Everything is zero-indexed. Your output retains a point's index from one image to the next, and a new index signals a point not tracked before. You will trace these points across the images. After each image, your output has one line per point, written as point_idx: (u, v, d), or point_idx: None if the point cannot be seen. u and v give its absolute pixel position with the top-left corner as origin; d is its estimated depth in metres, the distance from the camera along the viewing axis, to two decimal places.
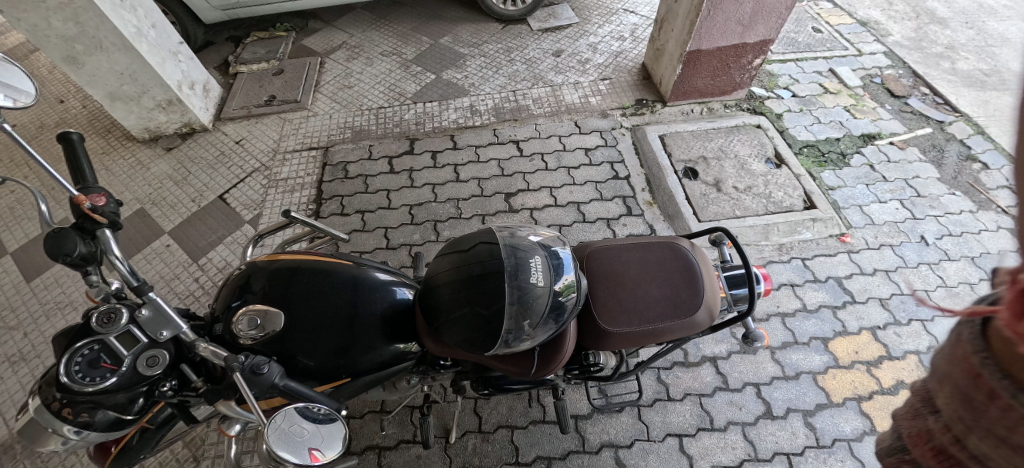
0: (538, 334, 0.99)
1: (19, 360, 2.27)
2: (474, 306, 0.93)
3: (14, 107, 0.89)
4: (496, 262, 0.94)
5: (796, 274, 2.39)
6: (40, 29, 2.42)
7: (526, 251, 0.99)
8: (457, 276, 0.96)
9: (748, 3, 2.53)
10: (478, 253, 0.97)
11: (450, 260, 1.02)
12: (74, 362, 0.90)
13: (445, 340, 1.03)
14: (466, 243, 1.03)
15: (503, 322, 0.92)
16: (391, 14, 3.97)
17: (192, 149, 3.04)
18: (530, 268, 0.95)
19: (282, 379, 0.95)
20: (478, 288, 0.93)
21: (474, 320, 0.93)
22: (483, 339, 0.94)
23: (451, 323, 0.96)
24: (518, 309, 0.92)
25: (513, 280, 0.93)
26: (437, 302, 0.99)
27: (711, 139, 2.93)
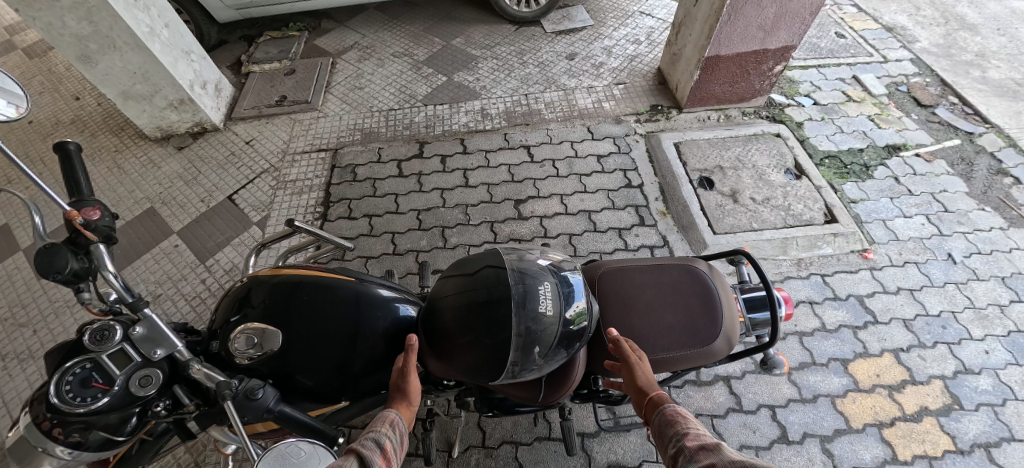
0: (545, 364, 0.95)
1: (27, 357, 2.28)
2: (478, 336, 0.88)
3: (16, 115, 0.88)
4: (501, 289, 0.89)
5: (815, 291, 2.32)
6: (54, 28, 2.42)
7: (535, 277, 0.93)
8: (462, 302, 0.91)
9: (771, 8, 2.44)
10: (484, 277, 0.92)
11: (455, 282, 0.97)
12: (66, 381, 0.88)
13: (448, 366, 0.99)
14: (471, 266, 0.97)
15: (509, 353, 0.87)
16: (403, 15, 3.94)
17: (203, 148, 3.04)
18: (538, 297, 0.90)
19: (278, 403, 0.91)
20: (483, 317, 0.88)
21: (478, 350, 0.89)
22: (486, 370, 0.90)
23: (455, 350, 0.92)
24: (525, 340, 0.87)
25: (520, 311, 0.87)
26: (439, 327, 0.95)
27: (728, 148, 2.84)
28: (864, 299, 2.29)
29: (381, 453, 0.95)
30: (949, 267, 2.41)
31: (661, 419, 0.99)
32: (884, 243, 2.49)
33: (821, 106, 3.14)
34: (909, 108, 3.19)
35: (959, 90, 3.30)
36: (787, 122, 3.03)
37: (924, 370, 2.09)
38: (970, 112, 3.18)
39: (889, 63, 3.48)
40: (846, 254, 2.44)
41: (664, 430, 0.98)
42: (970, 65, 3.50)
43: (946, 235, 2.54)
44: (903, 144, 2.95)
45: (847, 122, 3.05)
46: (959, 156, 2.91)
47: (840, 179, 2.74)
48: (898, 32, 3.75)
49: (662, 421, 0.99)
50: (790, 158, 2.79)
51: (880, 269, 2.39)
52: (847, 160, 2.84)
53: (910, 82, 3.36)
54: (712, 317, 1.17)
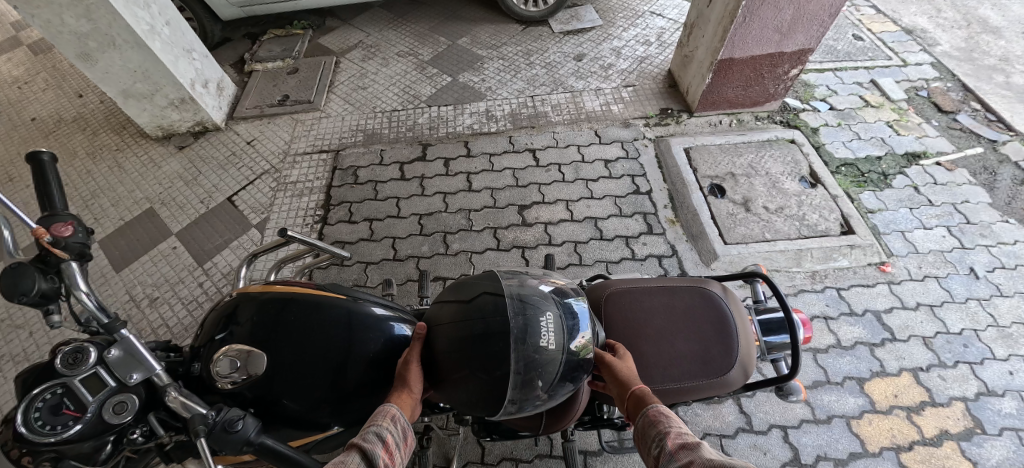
0: (547, 398, 0.89)
1: (23, 360, 2.25)
2: (474, 370, 0.82)
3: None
4: (498, 321, 0.82)
5: (830, 306, 2.24)
6: (53, 25, 2.39)
7: (536, 306, 0.86)
8: (458, 332, 0.85)
9: (789, 10, 2.35)
10: (480, 306, 0.85)
11: (450, 309, 0.90)
12: (34, 408, 0.82)
13: (443, 396, 0.93)
14: (468, 292, 0.90)
15: (507, 390, 0.81)
16: (408, 14, 3.87)
17: (204, 148, 3.00)
18: (539, 329, 0.83)
19: (260, 435, 0.84)
20: (478, 351, 0.81)
21: (474, 385, 0.83)
22: (484, 405, 0.84)
23: (450, 383, 0.86)
24: (524, 377, 0.81)
25: (519, 345, 0.80)
26: (434, 356, 0.89)
27: (741, 154, 2.75)
28: (881, 315, 2.22)
29: (383, 447, 0.83)
30: (971, 283, 2.32)
31: (644, 419, 0.89)
32: (903, 256, 2.40)
33: (837, 111, 3.04)
34: (929, 114, 3.07)
35: (982, 96, 3.18)
36: (802, 127, 2.94)
37: (945, 392, 2.02)
38: (993, 118, 3.06)
39: (908, 66, 3.36)
40: (863, 267, 2.36)
41: (646, 430, 0.88)
42: (993, 70, 3.37)
43: (969, 248, 2.44)
44: (923, 152, 2.84)
45: (865, 128, 2.95)
46: (981, 166, 2.79)
47: (857, 188, 2.64)
48: (918, 35, 3.62)
49: (644, 420, 0.89)
50: (805, 165, 2.70)
51: (898, 284, 2.31)
52: (865, 168, 2.74)
53: (930, 87, 3.24)
54: (726, 345, 1.10)
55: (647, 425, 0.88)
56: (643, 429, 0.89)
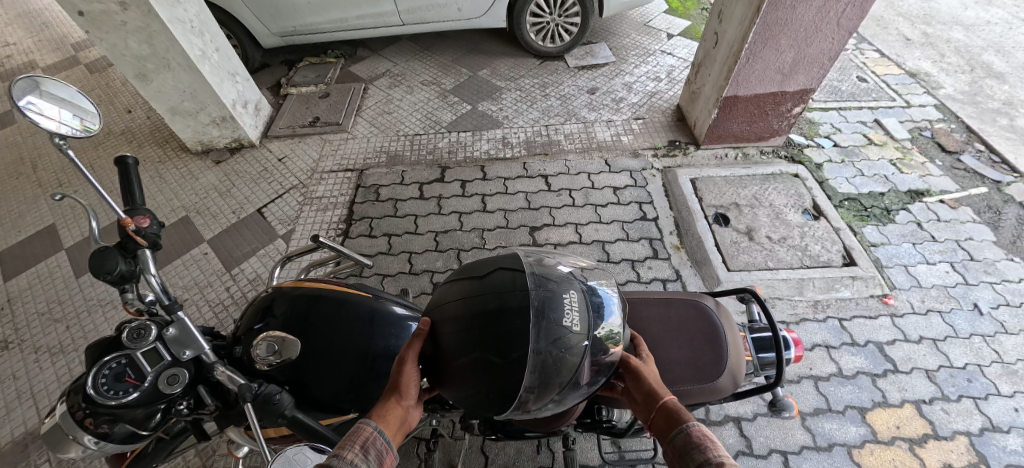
0: (562, 390, 0.89)
1: (57, 352, 2.38)
2: (488, 349, 0.83)
3: (80, 128, 1.02)
4: (515, 295, 0.86)
5: (832, 335, 2.29)
6: (118, 48, 2.66)
7: (558, 287, 0.91)
8: (473, 309, 0.88)
9: (789, 53, 2.51)
10: (499, 282, 0.89)
11: (465, 287, 0.94)
12: (102, 374, 0.95)
13: (449, 390, 0.93)
14: (483, 272, 0.95)
15: (524, 375, 0.81)
16: (433, 46, 4.16)
17: (239, 163, 3.21)
18: (557, 308, 0.86)
19: (292, 409, 0.96)
20: (496, 329, 0.83)
21: (485, 367, 0.84)
22: (496, 394, 0.84)
23: (461, 369, 0.87)
24: (541, 357, 0.83)
25: (540, 322, 0.83)
26: (445, 338, 0.90)
27: (745, 186, 2.86)
28: (884, 346, 2.25)
29: None
30: (975, 319, 2.35)
31: (681, 437, 0.85)
32: (906, 289, 2.45)
33: (841, 149, 3.15)
34: (933, 153, 3.16)
35: (985, 137, 3.25)
36: (807, 163, 3.04)
37: (948, 425, 2.02)
38: (997, 160, 3.12)
39: (912, 108, 3.48)
40: (865, 299, 2.41)
41: (687, 451, 0.83)
42: (997, 113, 3.45)
43: (972, 284, 2.48)
44: (927, 190, 2.91)
45: (868, 166, 3.04)
46: (985, 205, 2.85)
47: (859, 222, 2.72)
48: (922, 78, 3.75)
49: (683, 439, 0.84)
50: (808, 198, 2.79)
51: (901, 317, 2.35)
52: (867, 203, 2.82)
53: (934, 127, 3.33)
54: (717, 355, 1.19)
55: (685, 445, 0.84)
56: (681, 449, 0.84)
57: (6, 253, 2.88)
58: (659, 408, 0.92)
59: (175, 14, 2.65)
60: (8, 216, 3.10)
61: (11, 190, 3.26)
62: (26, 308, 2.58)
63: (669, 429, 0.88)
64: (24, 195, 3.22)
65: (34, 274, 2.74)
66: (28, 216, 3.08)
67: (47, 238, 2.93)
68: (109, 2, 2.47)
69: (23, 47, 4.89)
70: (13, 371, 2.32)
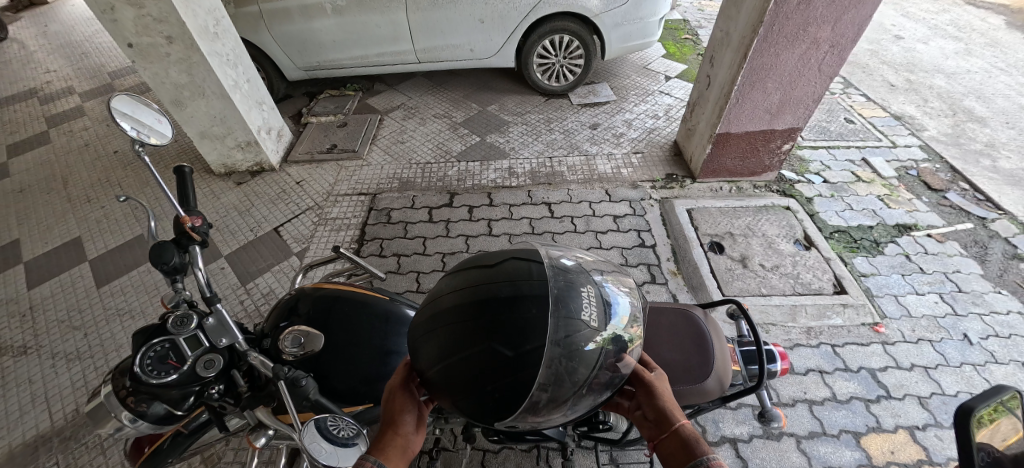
0: (573, 391, 0.85)
1: (75, 358, 2.46)
2: (498, 339, 0.77)
3: (141, 137, 1.17)
4: (530, 282, 0.83)
5: (825, 360, 2.35)
6: (159, 77, 2.91)
7: (575, 280, 0.89)
8: (482, 296, 0.83)
9: (775, 94, 2.71)
10: (513, 269, 0.87)
11: (474, 273, 0.90)
12: (147, 356, 1.06)
13: (444, 391, 0.86)
14: (494, 260, 0.93)
15: (539, 369, 0.77)
16: (446, 83, 4.45)
17: (259, 185, 3.40)
18: (572, 299, 0.84)
19: (315, 394, 1.06)
20: (508, 317, 0.79)
21: (491, 360, 0.78)
22: (506, 390, 0.78)
23: (464, 363, 0.80)
24: (556, 349, 0.79)
25: (558, 313, 0.80)
26: (447, 326, 0.84)
27: (739, 216, 3.01)
28: (876, 372, 2.30)
29: None
30: (966, 348, 2.39)
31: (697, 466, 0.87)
32: (896, 319, 2.52)
33: (831, 184, 3.31)
34: (919, 191, 3.30)
35: (969, 177, 3.40)
36: (798, 197, 3.20)
37: (943, 452, 2.03)
38: (982, 198, 3.25)
39: (898, 148, 3.66)
40: (857, 327, 2.48)
41: None
42: (980, 154, 3.61)
43: (961, 314, 2.54)
44: (914, 224, 3.04)
45: (857, 200, 3.19)
46: (972, 239, 2.95)
47: (849, 253, 2.83)
48: (907, 121, 3.96)
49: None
50: (799, 230, 2.93)
51: (892, 344, 2.41)
52: (857, 235, 2.95)
53: (920, 167, 3.50)
54: (705, 357, 1.34)
55: None
56: None
57: (33, 263, 3.02)
58: (672, 432, 0.94)
59: (214, 48, 2.91)
60: (38, 228, 3.27)
61: (42, 205, 3.44)
62: (47, 315, 2.69)
63: (684, 457, 0.89)
64: (54, 209, 3.40)
65: (58, 283, 2.87)
66: (56, 229, 3.24)
67: (73, 250, 3.08)
68: (157, 36, 2.74)
69: (63, 74, 5.26)
70: (30, 375, 2.40)
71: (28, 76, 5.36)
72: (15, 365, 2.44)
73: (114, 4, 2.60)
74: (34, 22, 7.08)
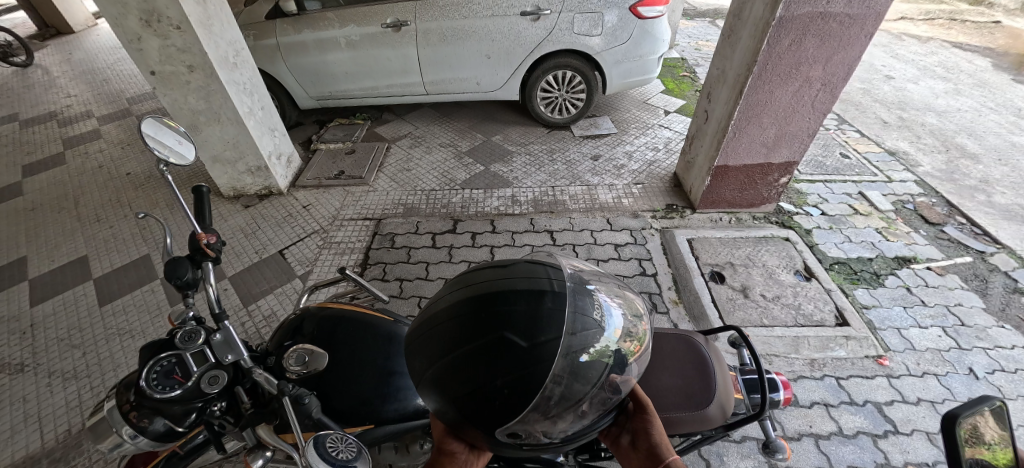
0: (586, 393, 0.81)
1: (71, 377, 2.44)
2: (513, 329, 0.76)
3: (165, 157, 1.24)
4: (545, 281, 0.86)
5: (830, 393, 2.31)
6: (178, 103, 3.03)
7: (589, 292, 0.93)
8: (495, 291, 0.83)
9: (772, 129, 2.80)
10: (528, 270, 0.90)
11: (487, 272, 0.91)
12: (154, 370, 1.07)
13: (443, 394, 0.80)
14: (507, 263, 0.95)
15: (554, 361, 0.75)
16: (452, 114, 4.60)
17: (266, 208, 3.46)
18: (583, 299, 0.88)
19: (318, 412, 1.05)
20: (524, 309, 0.79)
21: (502, 351, 0.75)
22: (516, 386, 0.73)
23: (473, 357, 0.76)
24: (571, 344, 0.79)
25: (577, 313, 0.83)
26: (457, 319, 0.82)
27: (739, 247, 3.05)
28: (883, 406, 2.25)
29: None
30: (972, 382, 2.35)
31: None
32: (901, 352, 2.49)
33: (829, 217, 3.36)
34: (917, 224, 3.34)
35: (965, 211, 3.45)
36: (796, 228, 3.24)
37: None
38: (979, 232, 3.28)
39: (893, 182, 3.73)
40: (861, 359, 2.45)
41: None
42: (975, 190, 3.67)
43: (966, 348, 2.51)
44: (913, 257, 3.06)
45: (855, 233, 3.23)
46: (972, 273, 2.96)
47: (850, 284, 2.85)
48: (901, 157, 4.06)
49: None
50: (799, 260, 2.96)
51: (897, 377, 2.37)
52: (856, 267, 2.97)
53: (916, 201, 3.55)
54: (706, 383, 1.34)
55: None
56: None
57: (37, 280, 3.04)
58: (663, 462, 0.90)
59: (232, 76, 3.04)
60: (44, 247, 3.30)
61: (52, 223, 3.50)
62: (47, 333, 2.68)
63: None
64: (63, 228, 3.45)
65: (60, 301, 2.88)
66: (63, 247, 3.28)
67: (78, 269, 3.10)
68: (179, 65, 2.87)
69: (83, 99, 5.45)
70: (24, 394, 2.37)
71: (48, 100, 5.55)
72: (11, 383, 2.42)
73: (141, 34, 2.74)
74: (59, 49, 7.39)
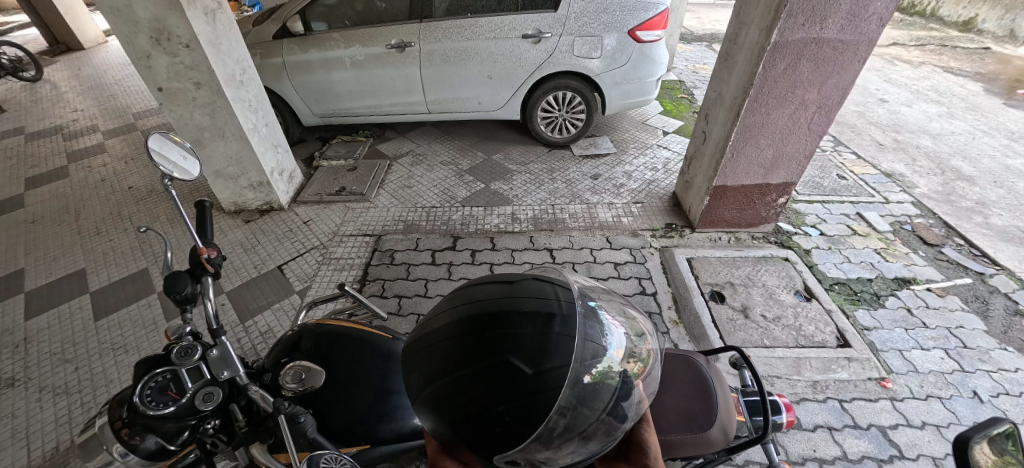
0: (591, 423, 0.81)
1: (61, 392, 2.40)
2: (519, 353, 0.75)
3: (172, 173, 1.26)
4: (554, 304, 0.85)
5: (833, 416, 2.27)
6: (183, 119, 3.07)
7: (595, 313, 0.93)
8: (501, 311, 0.82)
9: (769, 150, 2.83)
10: (533, 289, 0.89)
11: (492, 289, 0.91)
12: (148, 386, 1.06)
13: (441, 415, 0.78)
14: (511, 279, 0.94)
15: (560, 391, 0.74)
16: (453, 132, 4.66)
17: (266, 223, 3.47)
18: (592, 325, 0.88)
19: (314, 432, 1.02)
20: (531, 334, 0.78)
21: (507, 376, 0.73)
22: (518, 415, 0.71)
23: (474, 380, 0.75)
24: (577, 371, 0.78)
25: (583, 339, 0.82)
26: (459, 338, 0.81)
27: (738, 266, 3.05)
28: (887, 430, 2.20)
29: None
30: (977, 406, 2.31)
31: None
32: (904, 374, 2.45)
33: (827, 237, 3.37)
34: (915, 245, 3.35)
35: (963, 232, 3.46)
36: (796, 248, 3.25)
37: None
38: (978, 253, 3.29)
39: (891, 204, 3.76)
40: (864, 381, 2.42)
41: None
42: (972, 211, 3.70)
43: (969, 371, 2.48)
44: (913, 278, 3.06)
45: (854, 253, 3.23)
46: (972, 294, 2.95)
47: (851, 305, 2.83)
48: (897, 178, 4.09)
49: None
50: (799, 281, 2.96)
51: (901, 401, 2.33)
52: (856, 287, 2.96)
53: (914, 222, 3.57)
54: (708, 405, 1.33)
55: None
56: None
57: (34, 293, 3.02)
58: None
59: (238, 94, 3.09)
60: (42, 260, 3.29)
61: (52, 236, 3.49)
62: (40, 347, 2.65)
63: None
64: (62, 241, 3.44)
65: (55, 315, 2.85)
66: (61, 260, 3.27)
67: (74, 282, 3.09)
68: (187, 82, 2.92)
69: (89, 114, 5.52)
70: (13, 409, 2.33)
71: (55, 114, 5.62)
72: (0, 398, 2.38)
73: (150, 52, 2.79)
74: (69, 65, 7.52)
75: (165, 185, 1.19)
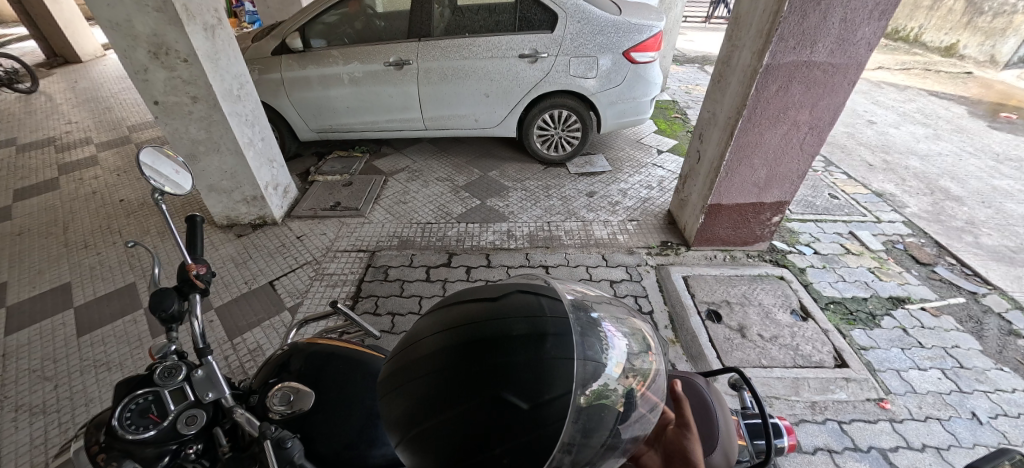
0: (597, 451, 0.80)
1: (38, 411, 2.31)
2: (513, 385, 0.72)
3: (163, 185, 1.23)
4: (546, 323, 0.82)
5: (833, 438, 2.23)
6: (178, 132, 3.05)
7: (594, 328, 0.91)
8: (490, 337, 0.79)
9: (763, 170, 2.87)
10: (522, 306, 0.87)
11: (478, 309, 0.88)
12: (128, 409, 1.01)
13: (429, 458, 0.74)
14: (499, 295, 0.92)
15: (560, 425, 0.71)
16: (450, 149, 4.68)
17: (259, 238, 3.42)
18: (593, 342, 0.86)
19: (300, 458, 0.98)
20: (524, 362, 0.75)
21: (501, 412, 0.70)
22: (517, 456, 0.69)
23: (466, 420, 0.71)
24: (578, 398, 0.76)
25: (582, 362, 0.79)
26: (445, 371, 0.77)
27: (734, 285, 3.05)
28: (887, 452, 2.17)
29: None
30: (976, 427, 2.29)
31: None
32: (903, 395, 2.43)
33: (821, 255, 3.39)
34: (908, 264, 3.38)
35: (954, 251, 3.50)
36: (790, 266, 3.26)
37: None
38: (969, 272, 3.32)
39: (883, 223, 3.80)
40: (863, 402, 2.39)
41: None
42: (962, 231, 3.74)
43: (966, 391, 2.46)
44: (907, 297, 3.07)
45: (848, 272, 3.25)
46: (966, 314, 2.95)
47: (847, 325, 2.83)
48: (888, 198, 4.15)
49: None
50: (794, 299, 2.95)
51: (900, 422, 2.30)
52: (852, 306, 2.96)
53: (906, 241, 3.61)
54: (709, 429, 1.29)
55: None
56: None
57: (15, 307, 2.93)
58: None
59: (235, 109, 3.09)
60: (27, 273, 3.21)
61: (37, 249, 3.42)
62: (19, 363, 2.56)
63: None
64: (48, 254, 3.37)
65: (37, 330, 2.77)
66: (46, 274, 3.20)
67: (58, 297, 3.01)
68: (184, 96, 2.91)
69: (83, 126, 5.49)
70: None
71: (48, 126, 5.58)
72: None
73: (148, 66, 2.79)
74: (66, 77, 7.52)
75: (153, 198, 1.17)
